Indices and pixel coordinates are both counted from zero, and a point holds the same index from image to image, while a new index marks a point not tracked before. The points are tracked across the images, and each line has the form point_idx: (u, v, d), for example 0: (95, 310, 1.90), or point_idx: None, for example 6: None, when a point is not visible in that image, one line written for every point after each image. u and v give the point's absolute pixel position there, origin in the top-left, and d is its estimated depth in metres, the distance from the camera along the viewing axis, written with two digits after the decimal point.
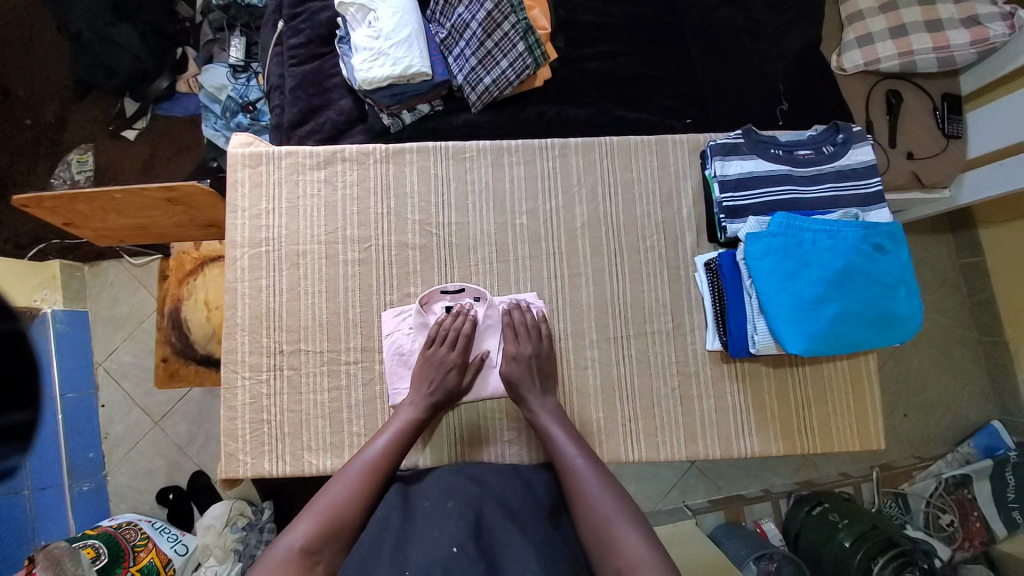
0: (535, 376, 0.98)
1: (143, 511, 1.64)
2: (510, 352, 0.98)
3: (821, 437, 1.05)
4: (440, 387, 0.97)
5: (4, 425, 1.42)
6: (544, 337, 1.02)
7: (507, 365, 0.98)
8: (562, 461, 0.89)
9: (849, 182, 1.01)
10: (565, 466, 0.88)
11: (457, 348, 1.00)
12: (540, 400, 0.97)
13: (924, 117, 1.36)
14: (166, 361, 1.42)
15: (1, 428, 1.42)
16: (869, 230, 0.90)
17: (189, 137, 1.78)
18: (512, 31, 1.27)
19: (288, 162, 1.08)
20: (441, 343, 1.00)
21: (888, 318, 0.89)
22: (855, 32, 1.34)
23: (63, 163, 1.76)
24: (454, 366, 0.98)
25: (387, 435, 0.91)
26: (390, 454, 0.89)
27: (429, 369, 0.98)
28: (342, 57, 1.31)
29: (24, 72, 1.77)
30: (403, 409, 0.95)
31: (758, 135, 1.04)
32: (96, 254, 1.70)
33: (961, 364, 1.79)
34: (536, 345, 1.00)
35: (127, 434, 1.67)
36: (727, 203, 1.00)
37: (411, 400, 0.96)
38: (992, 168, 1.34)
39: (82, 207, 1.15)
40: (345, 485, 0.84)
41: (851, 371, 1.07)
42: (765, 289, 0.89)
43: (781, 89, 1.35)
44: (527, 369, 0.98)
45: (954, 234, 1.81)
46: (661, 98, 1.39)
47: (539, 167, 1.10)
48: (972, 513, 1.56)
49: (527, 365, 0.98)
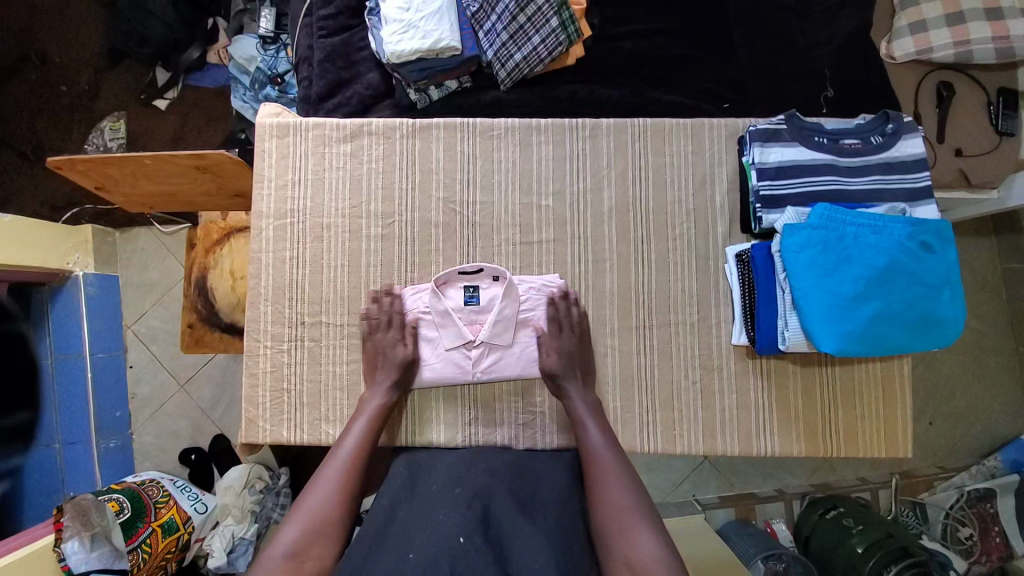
0: (576, 370, 0.98)
1: (167, 470, 1.70)
2: (555, 346, 0.97)
3: (847, 440, 1.02)
4: (395, 370, 0.97)
5: (11, 425, 1.46)
6: (585, 332, 1.01)
7: (551, 358, 0.97)
8: (588, 453, 0.88)
9: (897, 175, 0.96)
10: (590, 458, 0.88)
11: (393, 329, 1.00)
12: (580, 394, 0.96)
13: (977, 112, 1.27)
14: (192, 327, 1.42)
15: (11, 428, 1.46)
16: (917, 227, 0.85)
17: (219, 108, 1.79)
18: (545, 6, 1.23)
19: (314, 134, 1.07)
20: (379, 328, 1.00)
21: (926, 322, 0.84)
22: (908, 19, 1.27)
23: (97, 130, 1.78)
24: (394, 342, 0.99)
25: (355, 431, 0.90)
26: (363, 446, 0.89)
27: (384, 361, 0.98)
28: (372, 29, 1.29)
29: (61, 38, 1.79)
30: (367, 399, 0.95)
31: (801, 121, 0.99)
32: (128, 220, 1.74)
33: (995, 374, 1.72)
34: (578, 340, 1.00)
35: (153, 396, 1.72)
36: (764, 192, 0.96)
37: (372, 392, 0.96)
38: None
39: (113, 171, 1.17)
40: (326, 481, 0.82)
41: (883, 374, 1.03)
42: (801, 284, 0.85)
43: (827, 75, 1.28)
44: (570, 362, 0.97)
45: (998, 238, 1.72)
46: (698, 81, 1.33)
47: (568, 148, 1.06)
48: (993, 528, 1.51)
49: (570, 358, 0.97)
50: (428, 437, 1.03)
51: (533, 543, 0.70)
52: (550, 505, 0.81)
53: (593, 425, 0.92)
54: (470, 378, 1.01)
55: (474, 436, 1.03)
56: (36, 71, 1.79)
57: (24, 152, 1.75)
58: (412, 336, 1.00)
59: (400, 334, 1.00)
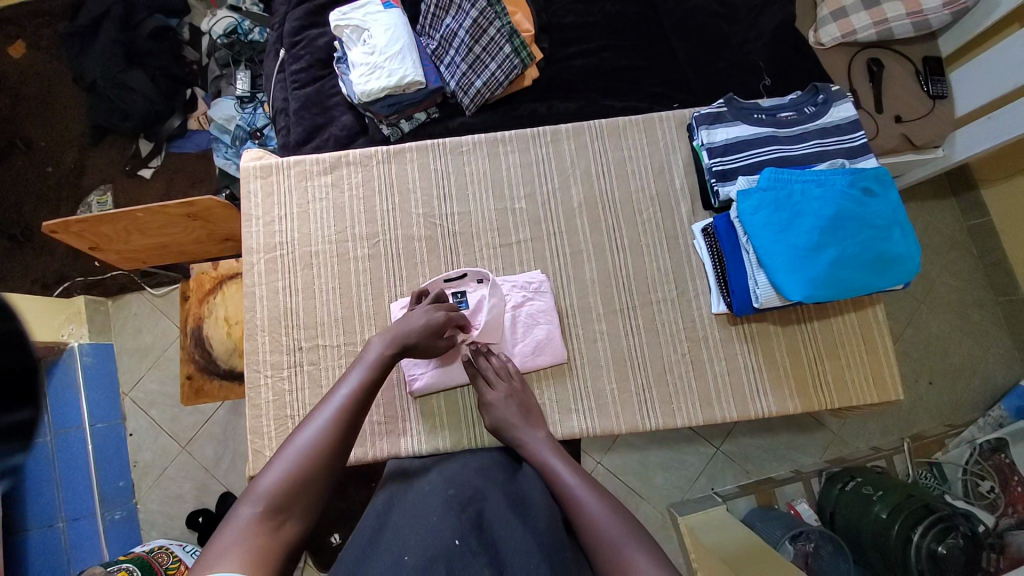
0: (517, 411, 0.96)
1: (174, 537, 1.65)
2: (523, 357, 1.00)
3: (839, 392, 1.05)
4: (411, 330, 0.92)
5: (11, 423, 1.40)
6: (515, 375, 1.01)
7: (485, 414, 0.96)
8: (592, 526, 0.75)
9: (834, 138, 1.04)
10: (592, 534, 0.75)
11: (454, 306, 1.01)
12: (527, 431, 0.93)
13: (907, 80, 1.39)
14: (191, 378, 1.43)
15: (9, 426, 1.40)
16: (855, 176, 0.93)
17: (201, 169, 1.86)
18: (498, 35, 1.34)
19: (297, 170, 1.14)
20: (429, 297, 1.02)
21: (886, 259, 0.90)
22: (829, 8, 1.39)
23: (84, 205, 1.84)
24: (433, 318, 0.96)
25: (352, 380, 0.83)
26: (358, 396, 0.81)
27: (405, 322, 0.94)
28: (342, 76, 1.39)
29: (45, 124, 1.89)
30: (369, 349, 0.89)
31: (740, 103, 1.09)
32: (120, 288, 1.77)
33: (982, 326, 1.77)
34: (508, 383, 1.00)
35: (155, 461, 1.70)
36: (717, 167, 1.04)
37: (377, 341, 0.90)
38: (979, 124, 1.34)
39: (106, 228, 1.22)
40: (314, 431, 0.76)
41: (860, 322, 1.08)
42: (760, 241, 0.92)
43: (762, 66, 1.38)
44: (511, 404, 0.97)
45: (956, 197, 1.82)
46: (647, 86, 1.44)
47: (533, 154, 1.15)
48: (1013, 477, 1.46)
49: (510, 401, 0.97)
50: (434, 443, 1.04)
51: (524, 542, 0.70)
52: (546, 502, 0.80)
53: (590, 494, 0.79)
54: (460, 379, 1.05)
55: (480, 438, 1.05)
56: (21, 157, 1.87)
57: (13, 236, 1.80)
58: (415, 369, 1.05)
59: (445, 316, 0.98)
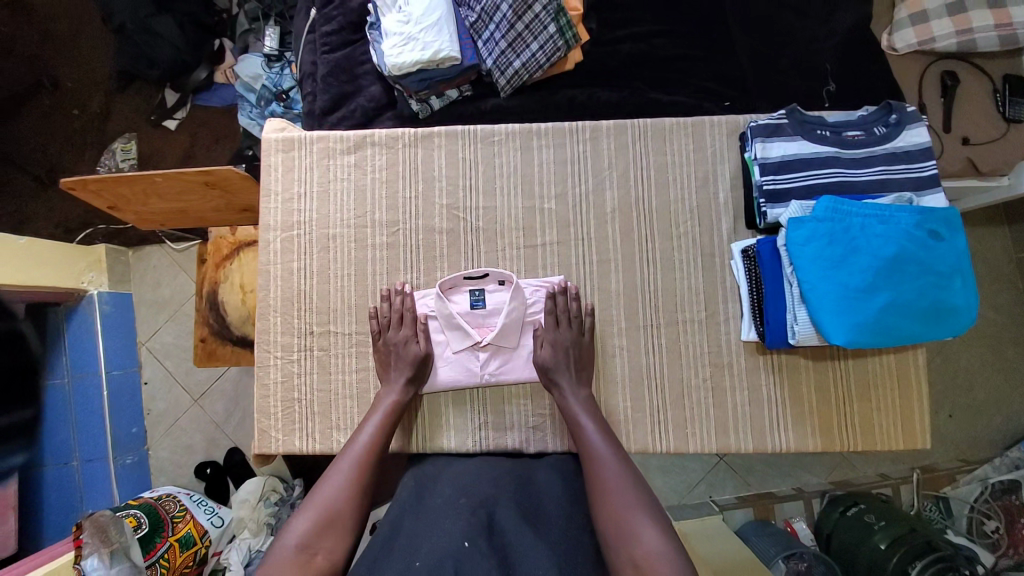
0: (572, 363, 0.97)
1: (183, 485, 1.70)
2: (550, 338, 0.98)
3: (862, 434, 1.00)
4: (411, 368, 0.98)
5: None
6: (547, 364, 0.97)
7: (545, 351, 0.97)
8: (605, 485, 0.81)
9: (902, 165, 0.95)
10: (603, 494, 0.80)
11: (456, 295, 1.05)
12: (573, 387, 0.96)
13: (982, 98, 1.24)
14: (204, 341, 1.45)
15: None
16: (924, 215, 0.85)
17: (226, 126, 1.81)
18: (542, 13, 1.24)
19: (320, 146, 1.09)
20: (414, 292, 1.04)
21: (941, 309, 0.83)
22: (908, 9, 1.25)
23: (108, 151, 1.82)
24: (406, 338, 1.00)
25: (372, 425, 0.91)
26: (376, 441, 0.89)
27: (398, 359, 0.99)
28: (373, 43, 1.30)
29: (73, 65, 1.84)
30: (384, 395, 0.96)
31: (802, 116, 0.99)
32: (140, 239, 1.77)
33: (1016, 365, 1.67)
34: (576, 335, 1.00)
35: (168, 411, 1.73)
36: (767, 186, 0.96)
37: (388, 389, 0.97)
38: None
39: (124, 190, 1.20)
40: (339, 477, 0.83)
41: (897, 365, 1.02)
42: (808, 277, 0.85)
43: (828, 69, 1.27)
44: (564, 356, 0.97)
45: (1011, 227, 1.69)
46: (698, 80, 1.32)
47: (569, 151, 1.07)
48: (1019, 520, 1.41)
49: (565, 352, 0.97)
50: (443, 444, 1.03)
51: (535, 554, 0.68)
52: (554, 517, 0.78)
53: (615, 465, 0.84)
54: (478, 381, 1.02)
55: (484, 444, 1.03)
56: (49, 97, 1.83)
57: (38, 176, 1.79)
58: (423, 335, 1.02)
59: (411, 330, 1.00)
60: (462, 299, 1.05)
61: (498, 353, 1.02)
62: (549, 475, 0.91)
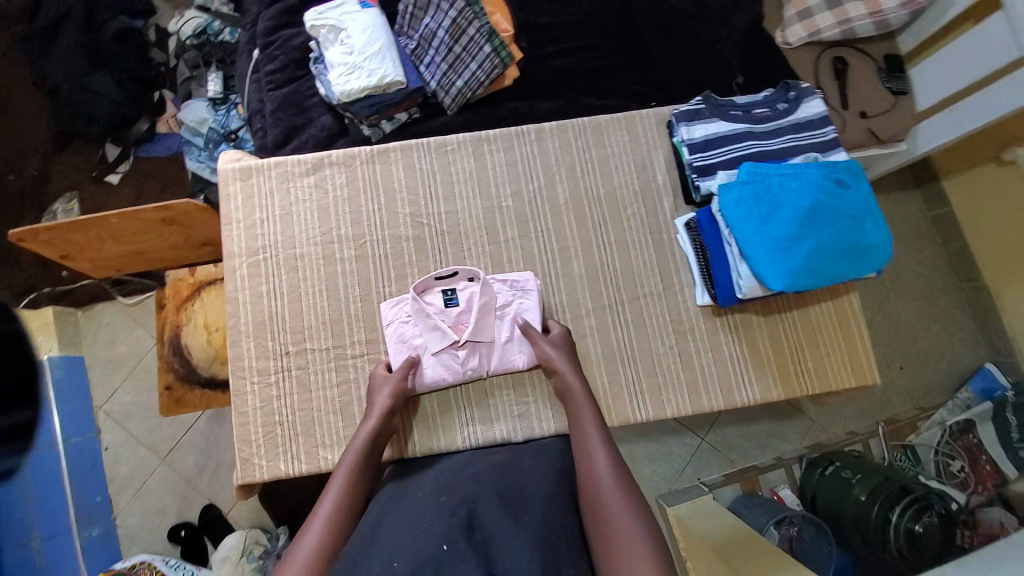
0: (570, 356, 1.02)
1: (157, 552, 1.58)
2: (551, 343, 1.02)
3: (818, 379, 1.09)
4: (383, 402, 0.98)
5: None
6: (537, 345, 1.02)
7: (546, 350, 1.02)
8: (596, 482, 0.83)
9: (807, 133, 1.08)
10: (595, 490, 0.82)
11: (432, 293, 1.07)
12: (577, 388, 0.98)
13: (870, 76, 1.43)
14: (170, 388, 1.41)
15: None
16: (830, 169, 0.98)
17: (173, 174, 1.80)
18: (477, 35, 1.33)
19: (277, 171, 1.13)
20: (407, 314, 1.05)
21: (859, 248, 0.94)
22: (794, 8, 1.43)
23: (49, 213, 1.76)
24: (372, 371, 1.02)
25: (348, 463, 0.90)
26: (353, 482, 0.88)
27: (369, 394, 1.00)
28: (318, 76, 1.36)
29: (4, 130, 1.80)
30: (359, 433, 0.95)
31: (717, 100, 1.11)
32: (90, 297, 1.69)
33: (947, 311, 1.85)
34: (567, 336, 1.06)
35: (132, 476, 1.62)
36: (697, 162, 1.07)
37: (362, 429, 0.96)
38: (969, 101, 1.30)
39: (78, 237, 1.20)
40: (319, 524, 0.81)
41: (837, 311, 1.12)
42: (743, 235, 0.95)
43: (734, 64, 1.41)
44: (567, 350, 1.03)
45: (919, 189, 1.89)
46: (626, 85, 1.47)
47: (517, 152, 1.15)
48: (980, 456, 1.54)
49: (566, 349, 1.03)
50: (431, 446, 1.04)
51: (518, 541, 0.70)
52: (536, 499, 0.80)
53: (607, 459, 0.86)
54: (460, 377, 1.04)
55: (475, 438, 1.05)
56: None
57: None
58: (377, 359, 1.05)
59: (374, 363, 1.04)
60: (436, 299, 1.08)
61: (479, 346, 1.05)
62: (534, 461, 0.92)
